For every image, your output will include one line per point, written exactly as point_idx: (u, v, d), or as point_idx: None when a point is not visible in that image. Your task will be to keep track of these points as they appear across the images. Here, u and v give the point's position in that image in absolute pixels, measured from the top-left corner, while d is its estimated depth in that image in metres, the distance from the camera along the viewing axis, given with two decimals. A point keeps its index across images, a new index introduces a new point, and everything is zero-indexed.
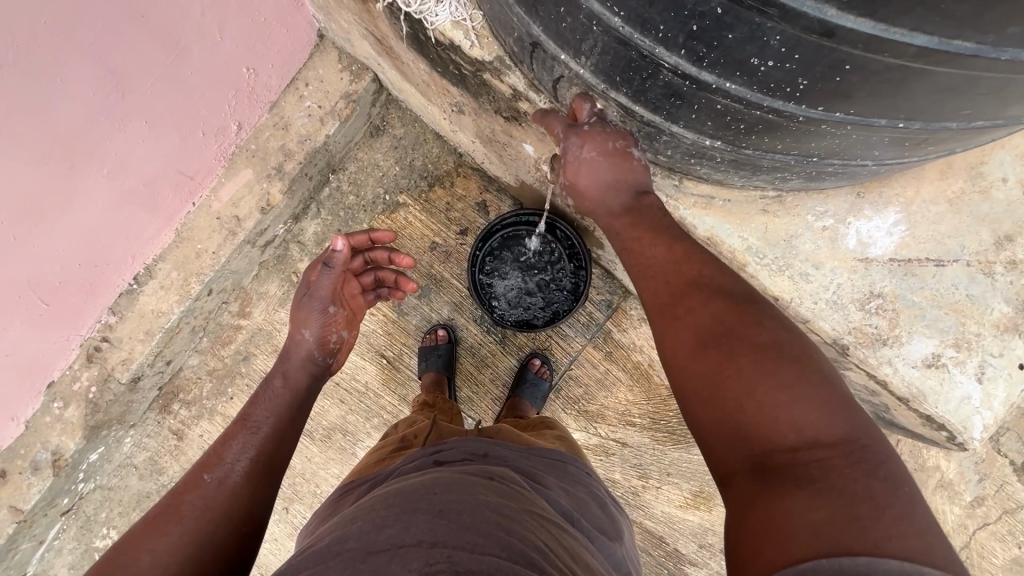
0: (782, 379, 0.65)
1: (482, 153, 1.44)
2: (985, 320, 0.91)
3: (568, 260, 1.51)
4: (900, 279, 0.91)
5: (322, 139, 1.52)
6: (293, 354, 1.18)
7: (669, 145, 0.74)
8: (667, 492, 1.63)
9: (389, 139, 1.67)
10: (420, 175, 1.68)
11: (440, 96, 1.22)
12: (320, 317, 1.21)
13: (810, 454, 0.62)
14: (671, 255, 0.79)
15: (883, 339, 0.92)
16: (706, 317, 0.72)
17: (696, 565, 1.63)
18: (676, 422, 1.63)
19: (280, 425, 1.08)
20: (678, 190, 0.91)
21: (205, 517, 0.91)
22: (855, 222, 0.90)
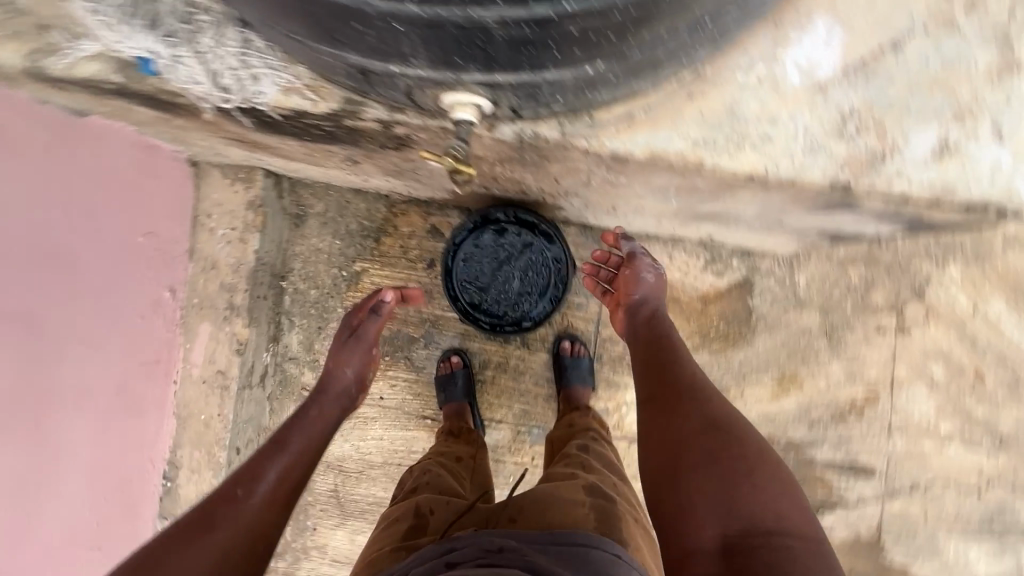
0: (764, 477, 0.88)
1: (402, 185, 1.36)
2: (974, 77, 0.82)
3: (546, 247, 1.41)
4: (865, 87, 0.81)
5: (254, 258, 1.46)
6: (323, 397, 1.22)
7: (548, 93, 0.65)
8: (753, 394, 1.52)
9: (315, 219, 1.57)
10: (362, 236, 1.58)
11: (330, 159, 1.13)
12: (355, 355, 1.31)
13: (777, 537, 0.81)
14: (669, 368, 1.08)
15: (878, 156, 0.84)
16: (706, 416, 0.96)
17: (817, 444, 1.52)
18: (726, 325, 1.53)
19: (307, 456, 1.05)
20: (597, 124, 0.81)
21: (235, 533, 0.86)
22: (788, 54, 0.79)
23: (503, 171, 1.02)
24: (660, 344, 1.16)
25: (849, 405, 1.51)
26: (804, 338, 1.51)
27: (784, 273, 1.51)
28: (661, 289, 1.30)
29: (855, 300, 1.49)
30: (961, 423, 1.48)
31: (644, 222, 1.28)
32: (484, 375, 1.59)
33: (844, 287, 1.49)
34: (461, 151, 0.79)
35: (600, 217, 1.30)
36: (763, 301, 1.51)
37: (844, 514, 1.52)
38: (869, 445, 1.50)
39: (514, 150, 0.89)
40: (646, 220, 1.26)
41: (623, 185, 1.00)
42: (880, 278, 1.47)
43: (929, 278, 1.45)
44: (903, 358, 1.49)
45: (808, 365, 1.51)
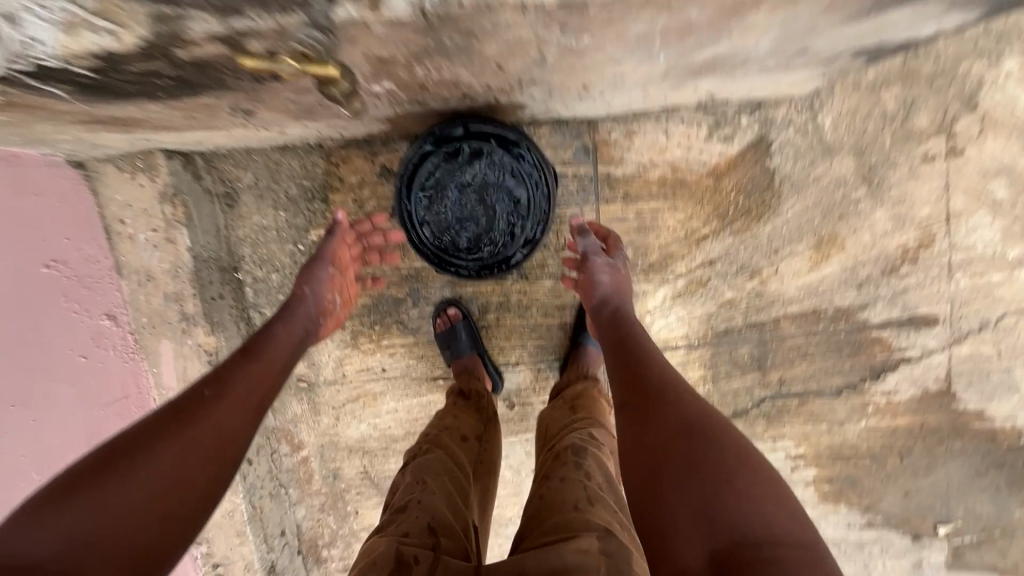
0: (751, 479, 0.70)
1: (327, 127, 1.10)
2: None
3: (509, 155, 1.14)
4: None
5: (190, 257, 1.24)
6: (297, 309, 1.08)
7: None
8: (790, 267, 1.33)
9: (248, 194, 1.32)
10: (307, 199, 1.34)
11: (221, 117, 0.89)
12: (320, 269, 1.16)
13: (772, 551, 0.63)
14: (638, 366, 0.94)
15: None
16: (679, 414, 0.80)
17: (871, 304, 1.34)
18: (746, 198, 1.30)
19: (275, 372, 0.94)
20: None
21: (200, 439, 0.76)
22: None
23: (430, 71, 0.77)
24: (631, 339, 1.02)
25: (901, 253, 1.31)
26: (840, 190, 1.28)
27: (805, 119, 1.25)
28: (624, 283, 1.18)
29: (893, 130, 1.24)
30: None
31: (628, 96, 1.02)
32: (488, 319, 1.42)
33: (878, 117, 1.24)
34: (318, 46, 0.62)
35: (573, 104, 1.04)
36: (785, 159, 1.27)
37: (910, 372, 1.37)
38: (930, 293, 1.32)
39: (426, 32, 0.64)
40: (629, 94, 1.00)
41: (590, 48, 0.75)
42: (920, 96, 1.21)
43: (981, 81, 1.18)
44: (960, 185, 1.26)
45: (848, 220, 1.29)
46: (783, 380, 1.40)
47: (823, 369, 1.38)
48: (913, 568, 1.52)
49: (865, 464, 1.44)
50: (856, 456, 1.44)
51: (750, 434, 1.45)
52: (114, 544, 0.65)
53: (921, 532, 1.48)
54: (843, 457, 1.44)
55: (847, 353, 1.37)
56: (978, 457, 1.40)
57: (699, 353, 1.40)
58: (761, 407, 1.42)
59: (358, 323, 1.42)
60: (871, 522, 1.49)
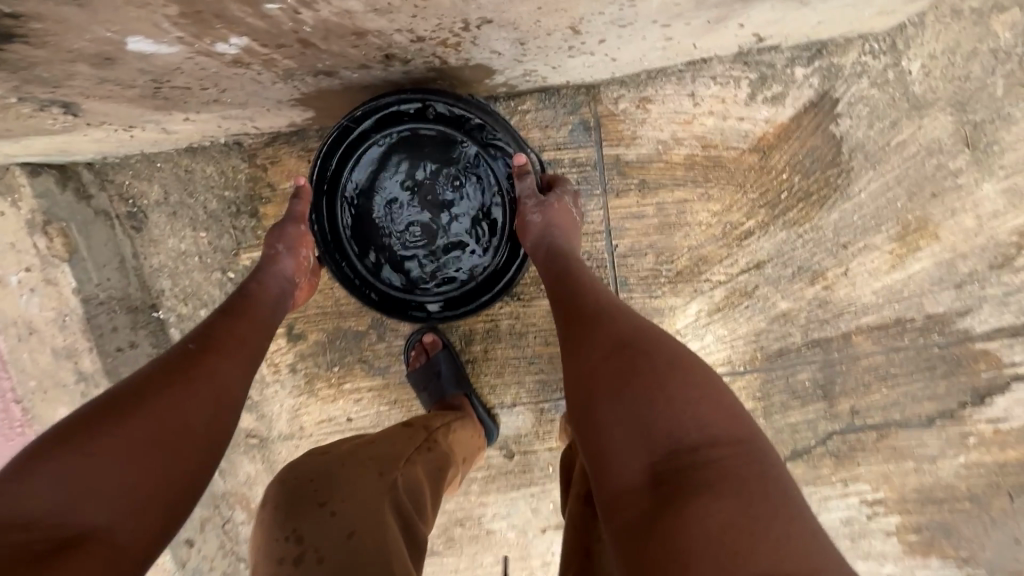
0: (687, 378, 0.58)
1: (226, 120, 0.80)
2: None
3: (454, 132, 0.89)
4: None
5: (77, 301, 0.96)
6: (273, 266, 0.80)
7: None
8: (865, 266, 1.01)
9: (157, 212, 1.01)
10: (231, 214, 1.01)
11: (52, 121, 0.67)
12: (289, 227, 0.84)
13: (711, 452, 0.53)
14: (562, 271, 0.78)
15: None
16: (609, 319, 0.66)
17: (974, 308, 1.01)
18: (805, 178, 0.97)
19: (271, 322, 0.73)
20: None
21: (202, 391, 0.59)
22: None
23: (292, 8, 0.51)
24: (556, 253, 0.81)
25: (1017, 239, 0.98)
26: (933, 159, 0.95)
27: (884, 65, 0.92)
28: (568, 219, 0.86)
29: (1009, 71, 0.91)
30: None
31: (641, 44, 0.70)
32: (474, 352, 1.13)
33: (987, 55, 0.91)
34: None
35: (561, 62, 0.72)
36: (858, 121, 0.95)
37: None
38: None
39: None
40: (644, 40, 0.68)
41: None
42: None
43: None
44: None
45: (943, 198, 0.97)
46: (855, 409, 1.09)
47: (908, 392, 1.07)
48: None
49: (963, 507, 1.13)
50: (953, 498, 1.13)
51: (813, 477, 1.14)
52: (116, 494, 0.51)
53: None
54: (935, 500, 1.13)
55: (940, 373, 1.06)
56: None
57: (746, 382, 1.09)
58: (828, 444, 1.11)
59: (312, 363, 1.13)
60: None
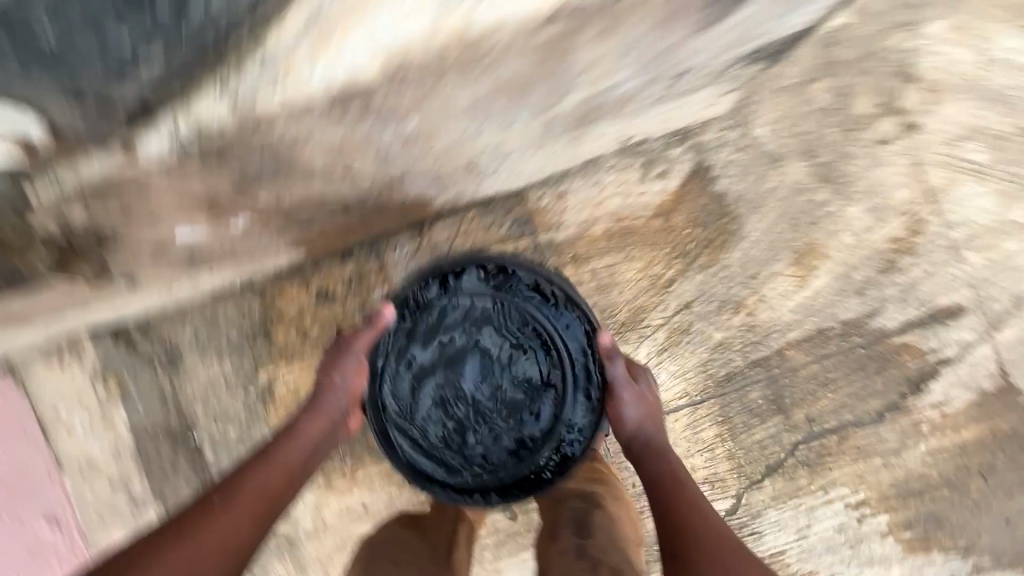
0: None
1: (241, 269, 1.06)
2: None
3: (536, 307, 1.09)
4: None
5: (129, 433, 1.18)
6: (326, 394, 0.98)
7: (167, 21, 0.48)
8: (776, 289, 1.19)
9: (191, 351, 1.23)
10: (250, 341, 1.23)
11: (117, 292, 0.93)
12: (349, 358, 1.01)
13: None
14: (682, 482, 0.87)
15: None
16: (740, 557, 0.73)
17: (881, 308, 1.18)
18: (703, 229, 1.20)
19: (294, 477, 0.86)
20: (273, 64, 0.53)
21: (213, 549, 0.70)
22: None
23: (276, 193, 0.76)
24: (662, 452, 0.94)
25: (894, 246, 1.17)
26: (802, 196, 1.18)
27: (739, 134, 1.18)
28: (653, 409, 1.01)
29: (837, 121, 1.16)
30: None
31: (531, 163, 0.96)
32: None
33: (816, 114, 1.16)
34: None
35: (478, 185, 0.99)
36: (732, 179, 1.19)
37: (955, 375, 1.18)
38: (940, 279, 1.17)
39: (208, 166, 0.64)
40: (529, 160, 0.94)
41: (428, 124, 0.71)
42: (852, 83, 1.16)
43: (908, 55, 1.14)
44: (929, 160, 1.16)
45: (822, 224, 1.17)
46: (811, 418, 1.21)
47: (852, 393, 1.20)
48: None
49: (943, 494, 1.20)
50: (930, 488, 1.20)
51: (793, 489, 1.22)
52: None
53: None
54: (914, 492, 1.21)
55: (873, 370, 1.19)
56: None
57: (707, 409, 1.22)
58: (798, 454, 1.22)
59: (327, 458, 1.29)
60: (979, 567, 1.21)
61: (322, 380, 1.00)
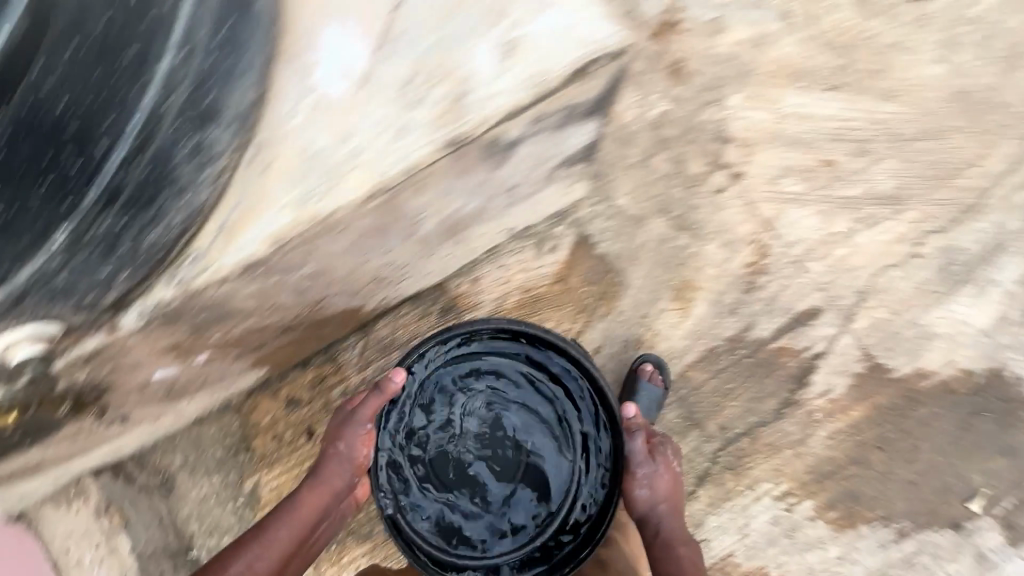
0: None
1: (217, 391, 1.26)
2: (461, 42, 0.95)
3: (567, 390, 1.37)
4: (377, 83, 0.91)
5: (133, 559, 1.30)
6: (331, 465, 1.19)
7: (130, 257, 0.88)
8: (665, 322, 1.43)
9: (182, 473, 1.40)
10: (233, 454, 1.43)
11: (98, 428, 1.12)
12: (358, 428, 1.20)
13: None
14: (677, 525, 1.22)
15: (452, 98, 0.96)
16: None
17: (753, 320, 1.41)
18: (596, 285, 1.45)
19: (291, 543, 1.13)
20: (198, 256, 0.92)
21: None
22: (311, 82, 0.87)
23: None
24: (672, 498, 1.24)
25: (750, 269, 1.42)
26: (668, 244, 1.44)
27: (607, 205, 1.46)
28: (666, 473, 1.24)
29: (680, 180, 1.46)
30: (848, 212, 1.43)
31: (427, 274, 1.29)
32: None
33: (663, 178, 1.46)
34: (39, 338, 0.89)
35: (395, 290, 1.30)
36: (610, 241, 1.45)
37: (830, 364, 1.40)
38: (794, 288, 1.42)
39: None
40: (424, 275, 1.28)
41: (329, 256, 1.06)
42: (685, 151, 1.46)
43: (721, 121, 1.47)
44: (758, 197, 1.45)
45: (689, 262, 1.43)
46: (722, 426, 1.40)
47: (751, 398, 1.40)
48: (980, 562, 1.35)
49: (852, 472, 1.37)
50: (840, 467, 1.38)
51: (724, 494, 1.38)
52: None
53: (960, 519, 1.36)
54: (828, 474, 1.38)
55: (762, 374, 1.40)
56: (947, 412, 1.38)
57: None
58: (720, 461, 1.39)
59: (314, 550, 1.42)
60: (901, 532, 1.36)
61: (331, 447, 1.20)
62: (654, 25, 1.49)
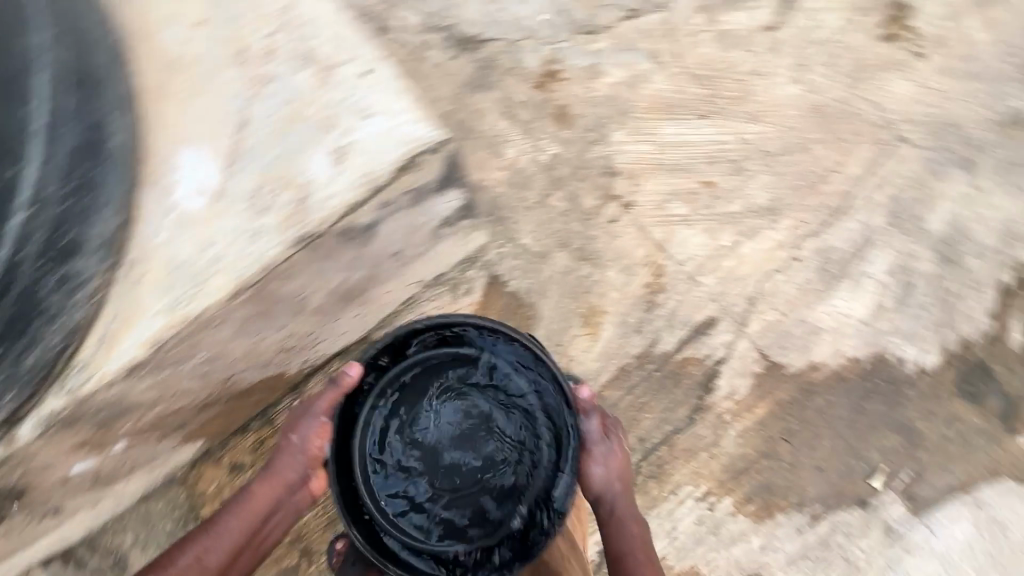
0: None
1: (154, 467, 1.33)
2: (293, 161, 1.28)
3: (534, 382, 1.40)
4: (224, 198, 1.25)
5: None
6: (286, 454, 1.27)
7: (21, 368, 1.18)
8: (578, 347, 1.54)
9: (133, 551, 1.43)
10: (183, 526, 1.46)
11: None
12: (313, 419, 1.29)
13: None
14: (625, 493, 1.30)
15: (289, 206, 1.27)
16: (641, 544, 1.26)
17: (657, 336, 1.53)
18: (511, 320, 1.55)
19: (244, 524, 1.22)
20: (92, 359, 1.21)
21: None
22: (176, 200, 1.23)
23: None
24: (623, 468, 1.31)
25: (648, 289, 1.55)
26: (572, 274, 1.56)
27: (512, 245, 1.57)
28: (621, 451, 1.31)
29: (576, 215, 1.58)
30: (731, 227, 1.57)
31: (343, 332, 1.49)
32: None
33: (561, 214, 1.58)
34: None
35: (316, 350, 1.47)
36: (519, 278, 1.56)
37: (731, 368, 1.51)
38: (691, 302, 1.54)
39: None
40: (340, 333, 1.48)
41: (218, 338, 1.29)
42: (577, 188, 1.59)
43: (606, 157, 1.60)
44: (649, 222, 1.58)
45: (593, 289, 1.55)
46: (642, 437, 1.50)
47: (664, 408, 1.50)
48: (889, 535, 1.46)
49: (764, 465, 1.48)
50: (752, 463, 1.48)
51: (651, 501, 1.48)
52: None
53: (866, 496, 1.47)
54: (742, 470, 1.48)
55: (672, 385, 1.51)
56: (841, 399, 1.50)
57: None
58: (644, 471, 1.49)
59: None
60: (815, 515, 1.47)
61: (286, 438, 1.28)
62: (537, 76, 1.63)
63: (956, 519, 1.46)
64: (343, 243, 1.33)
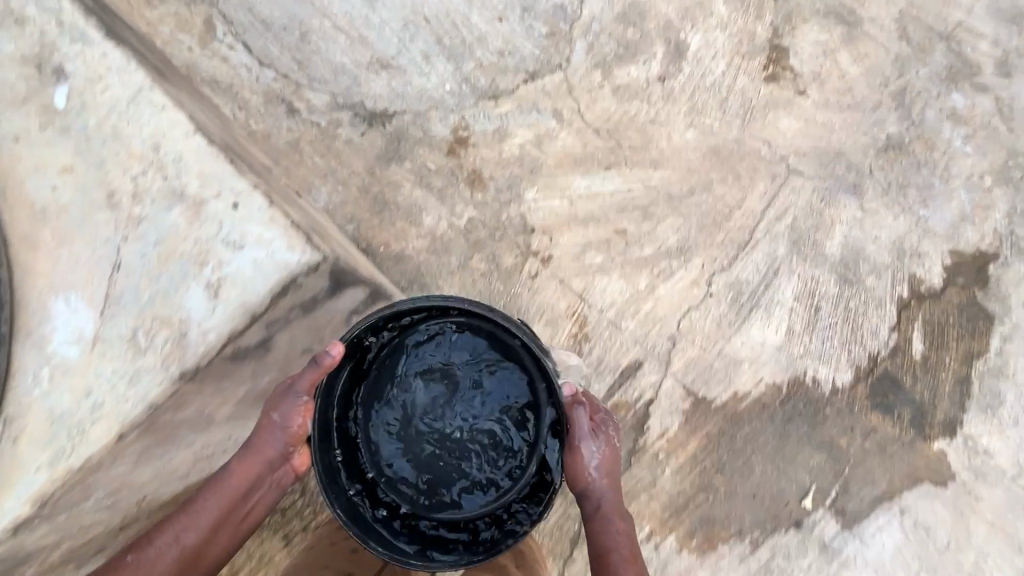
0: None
1: None
2: (172, 301, 1.26)
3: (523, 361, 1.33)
4: (104, 345, 1.23)
5: None
6: (268, 430, 1.22)
7: None
8: None
9: None
10: None
11: None
12: (294, 396, 1.21)
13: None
14: (612, 490, 1.29)
15: (161, 350, 1.24)
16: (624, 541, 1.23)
17: (587, 384, 1.58)
18: None
19: (225, 499, 1.20)
20: None
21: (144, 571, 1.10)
22: (54, 348, 1.23)
23: None
24: (611, 464, 1.29)
25: (574, 340, 1.60)
26: None
27: None
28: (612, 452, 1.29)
29: (498, 274, 1.63)
30: (646, 271, 1.64)
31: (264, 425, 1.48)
32: None
33: (483, 275, 1.62)
34: None
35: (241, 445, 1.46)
36: None
37: (661, 408, 1.57)
38: (616, 348, 1.59)
39: None
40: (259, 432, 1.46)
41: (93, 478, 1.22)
42: (497, 248, 1.64)
43: (521, 215, 1.66)
44: (568, 274, 1.63)
45: None
46: None
47: None
48: (825, 551, 1.53)
49: (702, 499, 1.54)
50: (691, 498, 1.54)
51: None
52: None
53: (799, 516, 1.54)
54: (682, 506, 1.53)
55: None
56: (767, 425, 1.57)
57: None
58: None
59: None
60: (755, 541, 1.53)
61: (268, 412, 1.22)
62: (447, 143, 1.68)
63: (885, 528, 1.54)
64: (237, 363, 1.30)
